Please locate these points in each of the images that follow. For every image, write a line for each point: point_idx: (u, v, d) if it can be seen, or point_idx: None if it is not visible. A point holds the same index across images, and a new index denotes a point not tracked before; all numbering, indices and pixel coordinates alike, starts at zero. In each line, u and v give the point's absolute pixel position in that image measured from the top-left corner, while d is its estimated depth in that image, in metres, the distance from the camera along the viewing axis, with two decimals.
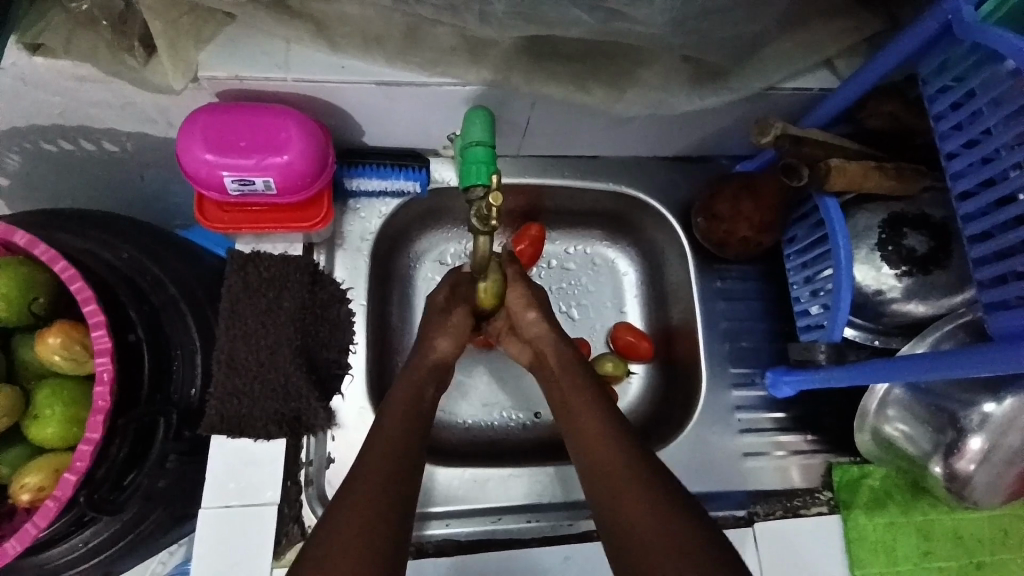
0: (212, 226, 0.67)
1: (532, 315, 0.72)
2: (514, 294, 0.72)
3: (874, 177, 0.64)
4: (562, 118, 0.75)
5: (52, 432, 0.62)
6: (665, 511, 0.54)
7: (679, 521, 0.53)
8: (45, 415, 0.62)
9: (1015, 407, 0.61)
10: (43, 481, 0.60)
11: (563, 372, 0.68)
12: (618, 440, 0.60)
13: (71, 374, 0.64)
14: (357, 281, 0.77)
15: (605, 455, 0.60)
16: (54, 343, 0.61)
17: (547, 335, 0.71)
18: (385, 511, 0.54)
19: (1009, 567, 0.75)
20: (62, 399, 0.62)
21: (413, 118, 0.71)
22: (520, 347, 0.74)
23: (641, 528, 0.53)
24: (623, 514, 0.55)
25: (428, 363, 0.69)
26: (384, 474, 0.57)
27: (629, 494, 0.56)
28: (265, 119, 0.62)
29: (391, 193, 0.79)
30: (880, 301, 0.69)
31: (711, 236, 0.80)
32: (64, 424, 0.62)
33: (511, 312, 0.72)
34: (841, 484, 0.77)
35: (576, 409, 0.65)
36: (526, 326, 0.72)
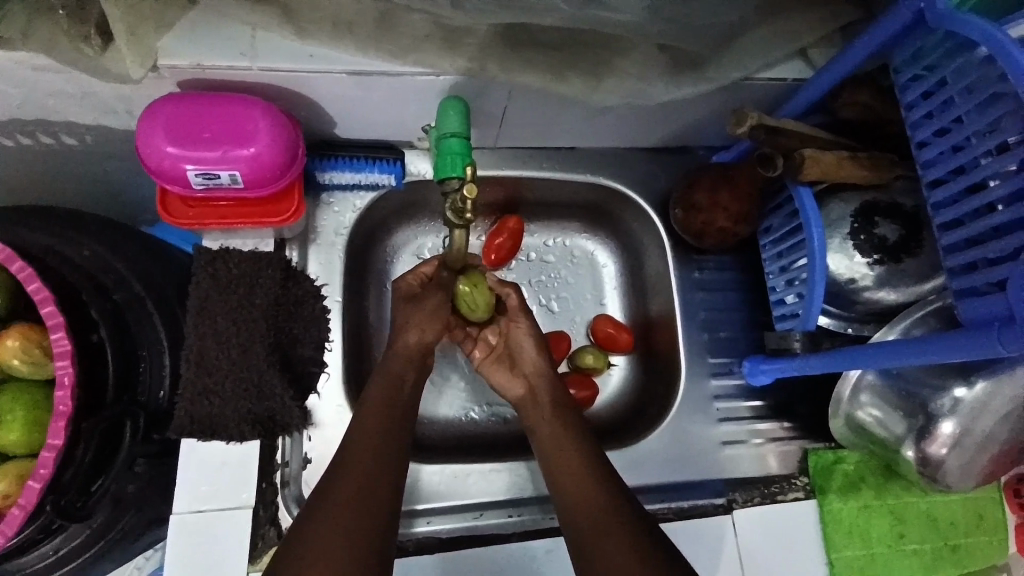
0: (178, 222, 0.64)
1: (530, 344, 0.72)
2: (518, 328, 0.73)
3: (847, 166, 0.65)
4: (540, 109, 0.74)
5: (14, 438, 0.60)
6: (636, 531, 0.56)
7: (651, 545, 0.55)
8: (6, 420, 0.59)
9: (985, 391, 0.62)
10: (8, 487, 0.58)
11: (553, 411, 0.68)
12: (606, 481, 0.61)
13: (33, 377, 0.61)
14: (331, 277, 0.75)
15: (583, 476, 0.61)
16: (13, 345, 0.59)
17: (545, 372, 0.71)
18: (369, 520, 0.53)
19: (980, 548, 0.78)
20: (24, 403, 0.60)
21: (386, 108, 0.69)
22: (509, 379, 0.73)
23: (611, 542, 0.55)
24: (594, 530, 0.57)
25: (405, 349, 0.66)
26: (363, 480, 0.56)
27: (618, 535, 0.56)
28: (230, 110, 0.59)
29: (365, 186, 0.77)
30: (853, 289, 0.70)
31: (689, 227, 0.80)
32: (27, 429, 0.60)
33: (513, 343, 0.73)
34: (816, 469, 0.79)
35: (552, 429, 0.66)
36: (526, 360, 0.72)
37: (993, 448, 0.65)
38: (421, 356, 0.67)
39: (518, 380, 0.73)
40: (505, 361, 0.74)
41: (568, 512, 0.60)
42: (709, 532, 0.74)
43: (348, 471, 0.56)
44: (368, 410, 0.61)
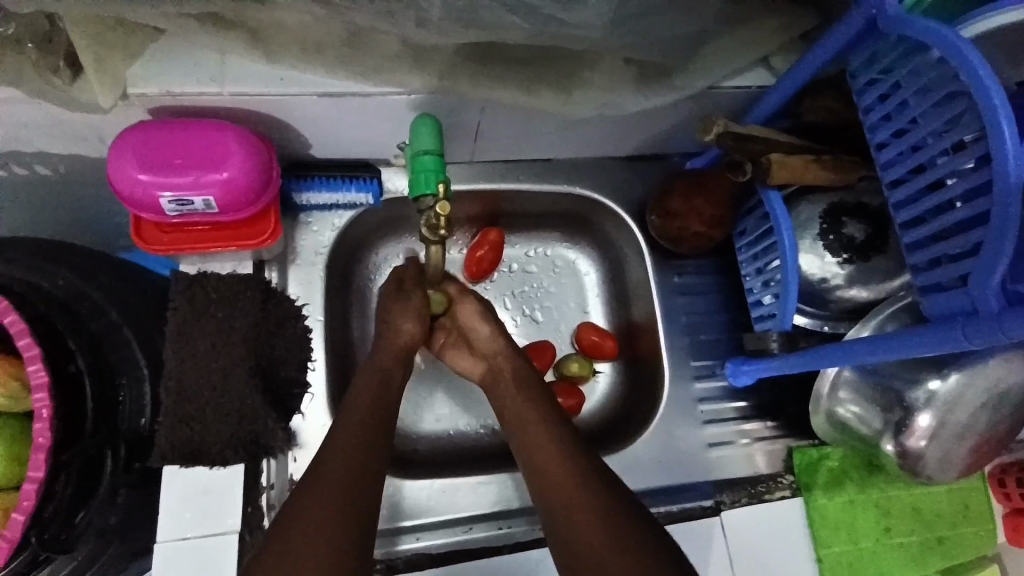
0: (152, 248, 0.64)
1: (485, 328, 0.71)
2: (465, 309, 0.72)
3: (812, 169, 0.67)
4: (510, 122, 0.75)
5: None
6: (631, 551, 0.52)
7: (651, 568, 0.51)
8: None
9: (957, 383, 0.63)
10: None
11: (519, 393, 0.67)
12: (578, 465, 0.59)
13: (10, 411, 0.60)
14: (312, 296, 0.75)
15: (571, 492, 0.57)
16: None
17: (504, 352, 0.70)
18: (344, 530, 0.53)
19: (967, 539, 0.79)
20: (4, 437, 0.59)
21: (360, 127, 0.70)
22: (472, 362, 0.73)
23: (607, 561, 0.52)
24: (589, 551, 0.54)
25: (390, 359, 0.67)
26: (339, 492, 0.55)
27: (593, 523, 0.55)
28: (202, 135, 0.60)
29: (343, 204, 0.77)
30: (826, 289, 0.72)
31: (666, 232, 0.82)
32: (7, 464, 0.59)
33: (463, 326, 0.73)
34: (801, 466, 0.80)
35: (536, 436, 0.63)
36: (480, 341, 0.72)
37: (971, 437, 0.66)
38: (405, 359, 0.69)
39: (479, 363, 0.73)
40: (462, 344, 0.74)
41: (556, 527, 0.57)
42: (697, 534, 0.74)
43: (325, 485, 0.55)
44: (340, 422, 0.60)
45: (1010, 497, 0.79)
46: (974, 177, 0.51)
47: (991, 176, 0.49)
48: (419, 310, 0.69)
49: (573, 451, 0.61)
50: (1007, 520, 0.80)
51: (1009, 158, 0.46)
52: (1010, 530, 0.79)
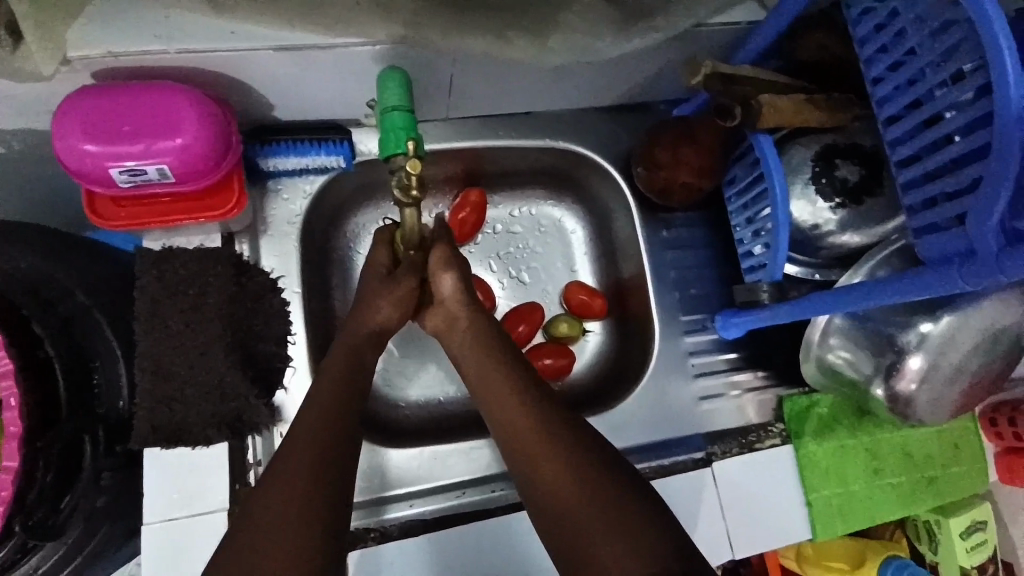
0: (109, 224, 0.60)
1: (448, 279, 0.65)
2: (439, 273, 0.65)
3: (807, 111, 0.64)
4: (485, 74, 0.70)
5: None
6: (617, 511, 0.51)
7: (640, 528, 0.50)
8: None
9: (950, 325, 0.63)
10: None
11: (497, 367, 0.62)
12: (568, 445, 0.55)
13: None
14: (288, 268, 0.72)
15: (550, 456, 0.55)
16: None
17: (462, 302, 0.66)
18: (325, 509, 0.50)
19: (957, 477, 0.81)
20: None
21: (325, 85, 0.65)
22: (433, 317, 0.68)
23: (595, 527, 0.51)
24: (575, 517, 0.52)
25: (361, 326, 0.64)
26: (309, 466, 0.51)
27: (582, 511, 0.52)
28: (150, 99, 0.55)
29: (314, 169, 0.73)
30: (817, 236, 0.70)
31: (653, 185, 0.79)
32: None
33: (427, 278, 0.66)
34: (791, 415, 0.80)
35: (507, 400, 0.59)
36: (441, 292, 0.66)
37: (963, 380, 0.66)
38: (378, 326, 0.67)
39: (438, 316, 0.68)
40: (425, 299, 0.69)
41: (539, 503, 0.55)
42: (688, 485, 0.74)
43: (300, 458, 0.52)
44: (313, 403, 0.56)
45: (999, 436, 0.81)
46: (974, 109, 0.48)
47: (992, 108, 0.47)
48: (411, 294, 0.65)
49: (551, 414, 0.58)
50: (1001, 460, 0.82)
51: (1013, 88, 0.43)
52: (1003, 470, 0.82)
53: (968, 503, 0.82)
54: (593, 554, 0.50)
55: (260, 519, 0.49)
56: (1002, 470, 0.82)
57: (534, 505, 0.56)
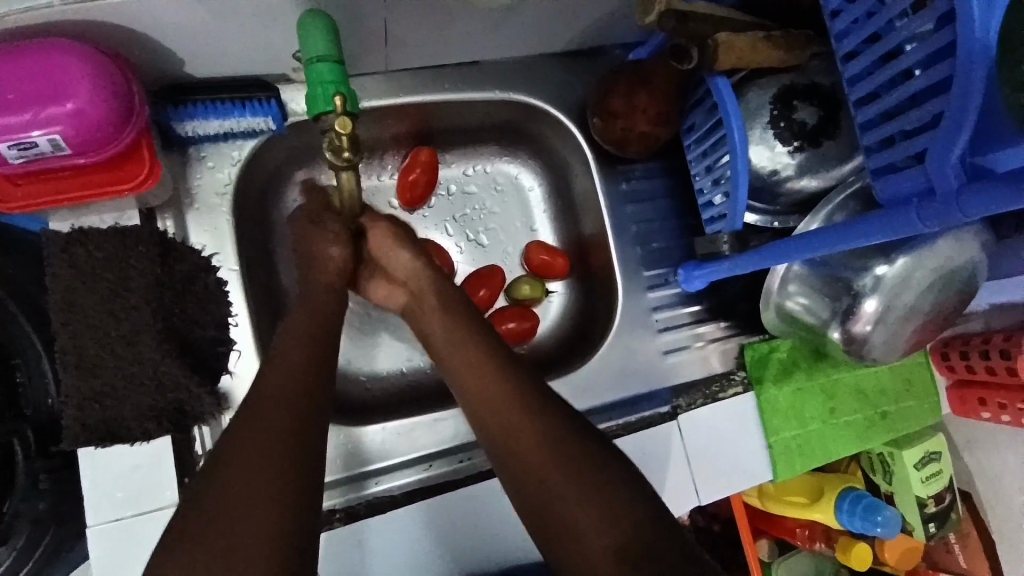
0: (9, 207, 0.53)
1: (402, 251, 0.65)
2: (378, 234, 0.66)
3: (763, 49, 0.61)
4: (422, 18, 0.64)
5: None
6: (582, 474, 0.51)
7: (606, 490, 0.50)
8: None
9: (905, 266, 0.63)
10: None
11: (459, 334, 0.61)
12: (540, 410, 0.54)
13: None
14: (221, 243, 0.66)
15: (515, 423, 0.54)
16: None
17: (418, 271, 0.65)
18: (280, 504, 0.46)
19: (909, 410, 0.85)
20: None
21: (239, 36, 0.57)
22: (390, 291, 0.68)
23: (566, 496, 0.50)
24: (543, 482, 0.52)
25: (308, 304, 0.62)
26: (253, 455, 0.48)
27: (562, 481, 0.51)
28: (27, 58, 0.47)
29: (241, 132, 0.66)
30: (776, 182, 0.68)
31: (609, 136, 0.75)
32: None
33: (378, 253, 0.66)
34: (753, 359, 0.81)
35: (476, 368, 0.57)
36: (396, 265, 0.66)
37: (918, 318, 0.67)
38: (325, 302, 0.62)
39: (398, 290, 0.67)
40: (379, 273, 0.68)
41: (514, 478, 0.53)
42: (655, 440, 0.75)
43: (248, 449, 0.48)
44: (265, 391, 0.53)
45: (951, 370, 0.85)
46: (934, 42, 0.46)
47: (953, 38, 0.44)
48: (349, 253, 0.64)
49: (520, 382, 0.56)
50: (952, 392, 0.86)
51: (976, 17, 0.41)
52: (956, 403, 0.86)
53: (922, 436, 0.88)
54: (559, 516, 0.50)
55: (205, 513, 0.46)
56: (954, 402, 0.87)
57: (512, 478, 0.53)
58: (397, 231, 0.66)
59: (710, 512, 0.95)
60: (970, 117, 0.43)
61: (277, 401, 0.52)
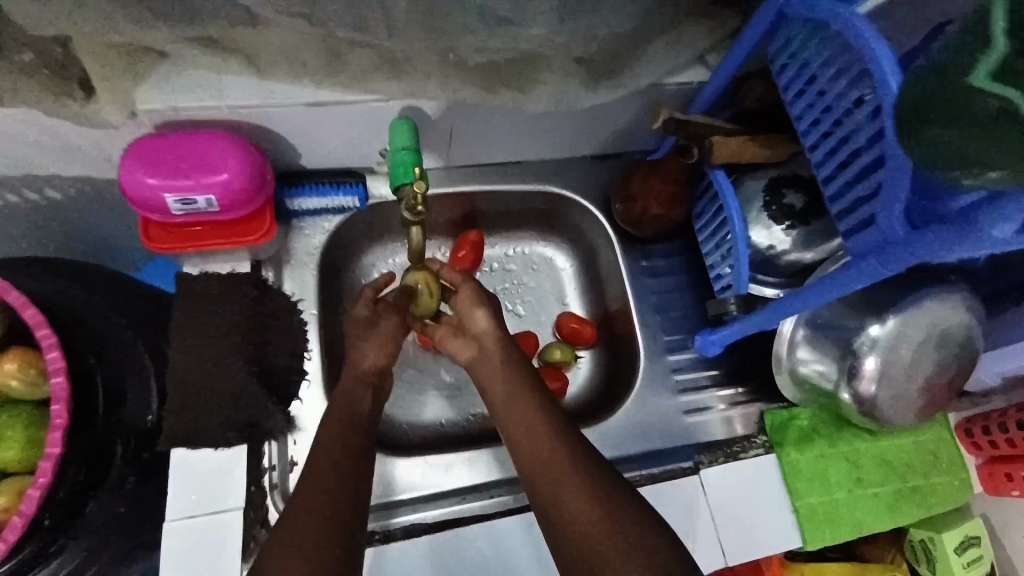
0: (158, 247, 0.69)
1: (481, 314, 0.72)
2: (462, 297, 0.73)
3: (752, 148, 0.76)
4: (478, 124, 0.83)
5: (12, 455, 0.59)
6: (593, 492, 0.57)
7: (610, 508, 0.56)
8: (7, 437, 0.59)
9: (895, 326, 0.70)
10: (6, 503, 0.58)
11: (513, 387, 0.67)
12: (575, 458, 0.60)
13: (27, 398, 0.61)
14: (306, 293, 0.80)
15: (541, 446, 0.61)
16: (11, 367, 0.59)
17: (495, 333, 0.71)
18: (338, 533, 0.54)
19: (940, 486, 0.85)
20: (21, 421, 0.60)
21: (344, 137, 0.77)
22: (462, 346, 0.73)
23: (603, 543, 0.54)
24: (577, 525, 0.56)
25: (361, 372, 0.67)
26: (320, 461, 0.58)
27: (593, 524, 0.55)
28: (200, 142, 0.65)
29: (333, 208, 0.84)
30: (774, 255, 0.79)
31: (629, 217, 0.91)
32: (25, 447, 0.59)
33: (461, 312, 0.73)
34: (772, 426, 0.84)
35: (515, 402, 0.65)
36: (475, 325, 0.72)
37: (921, 376, 0.72)
38: (378, 377, 0.68)
39: (470, 345, 0.72)
40: (456, 330, 0.74)
41: (553, 529, 0.57)
42: (678, 492, 0.77)
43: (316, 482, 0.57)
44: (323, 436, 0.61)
45: (977, 447, 0.87)
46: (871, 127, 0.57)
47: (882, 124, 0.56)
48: (394, 333, 0.71)
49: (553, 415, 0.64)
50: (981, 470, 0.87)
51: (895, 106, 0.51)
52: (984, 480, 0.86)
53: (956, 519, 0.88)
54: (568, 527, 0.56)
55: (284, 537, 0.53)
56: (985, 481, 0.86)
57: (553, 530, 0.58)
58: (480, 297, 0.73)
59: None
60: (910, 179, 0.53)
61: (330, 446, 0.60)
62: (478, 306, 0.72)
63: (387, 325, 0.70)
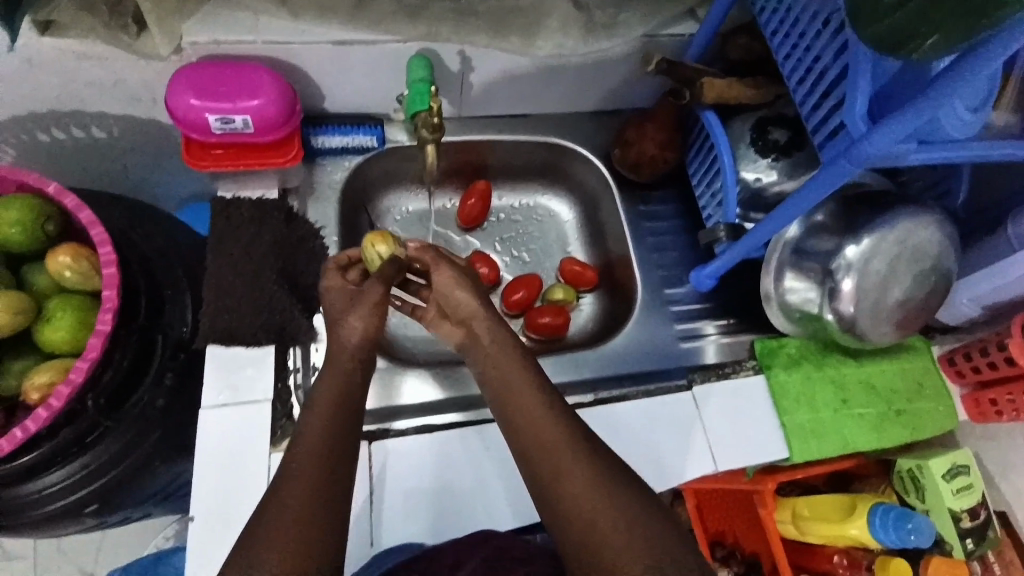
0: (199, 166, 0.77)
1: (462, 294, 0.69)
2: (440, 276, 0.69)
3: (736, 89, 0.83)
4: (486, 74, 0.91)
5: (63, 337, 0.65)
6: (596, 479, 0.59)
7: (613, 495, 0.58)
8: (58, 320, 0.65)
9: (870, 245, 0.76)
10: (53, 378, 0.64)
11: (502, 363, 0.67)
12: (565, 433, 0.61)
13: (80, 290, 0.68)
14: (329, 221, 0.87)
15: (544, 431, 0.62)
16: (64, 259, 0.66)
17: (481, 315, 0.69)
18: (324, 496, 0.56)
19: (923, 412, 0.89)
20: (71, 305, 0.66)
21: (363, 80, 0.85)
22: (450, 327, 0.72)
23: (588, 509, 0.58)
24: (564, 489, 0.59)
25: (346, 347, 0.66)
26: (318, 454, 0.58)
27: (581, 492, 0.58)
28: (238, 70, 0.73)
29: (354, 149, 0.91)
30: (760, 187, 0.85)
31: (626, 161, 0.97)
32: (74, 329, 0.65)
33: (440, 292, 0.70)
34: (762, 352, 0.89)
35: (515, 391, 0.65)
36: (457, 305, 0.69)
37: (894, 294, 0.77)
38: (365, 353, 0.67)
39: (458, 327, 0.71)
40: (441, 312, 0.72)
41: (542, 492, 0.60)
42: (670, 405, 0.84)
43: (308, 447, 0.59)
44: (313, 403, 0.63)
45: (961, 374, 0.91)
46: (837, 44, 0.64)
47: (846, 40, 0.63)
48: (381, 305, 0.67)
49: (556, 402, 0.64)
50: (966, 398, 0.92)
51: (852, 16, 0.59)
52: (970, 407, 0.92)
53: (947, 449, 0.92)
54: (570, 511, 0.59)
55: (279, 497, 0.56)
56: (969, 408, 0.92)
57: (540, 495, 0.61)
58: (461, 275, 0.70)
59: (728, 547, 1.02)
60: (864, 85, 0.60)
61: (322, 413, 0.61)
62: (460, 287, 0.69)
63: (370, 299, 0.67)
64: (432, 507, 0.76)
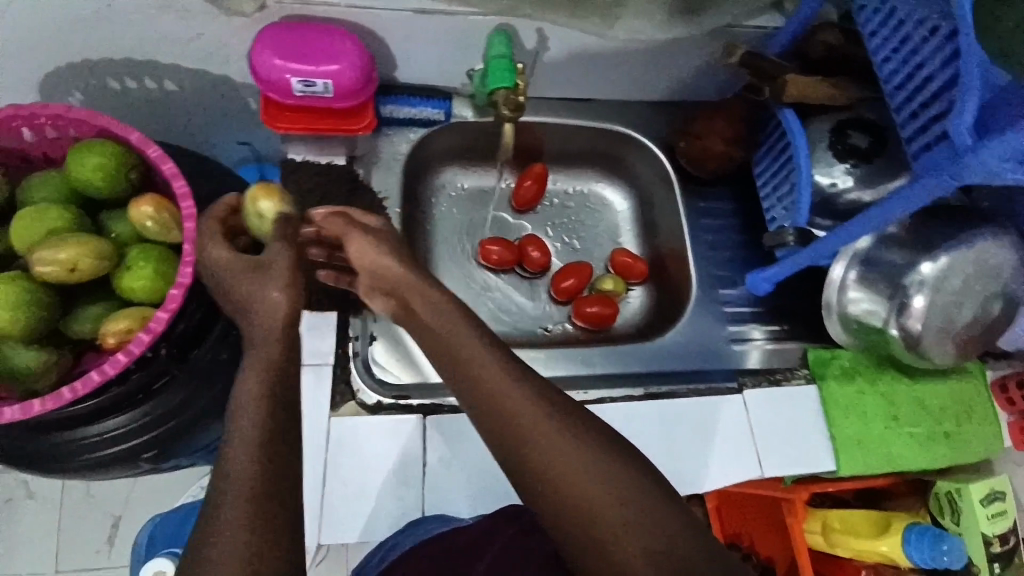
0: (273, 125, 0.77)
1: (385, 261, 0.59)
2: (355, 244, 0.59)
3: (819, 88, 0.79)
4: (558, 54, 0.88)
5: (141, 286, 0.66)
6: (586, 463, 0.51)
7: (605, 477, 0.51)
8: (138, 268, 0.66)
9: (946, 263, 0.74)
10: (131, 325, 0.65)
11: (447, 329, 0.57)
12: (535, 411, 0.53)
13: (158, 241, 0.69)
14: (391, 192, 0.89)
15: (512, 409, 0.53)
16: (147, 209, 0.67)
17: (405, 280, 0.59)
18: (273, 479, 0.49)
19: (972, 435, 0.88)
20: (151, 256, 0.67)
21: (436, 52, 0.84)
22: (377, 299, 0.63)
23: (578, 494, 0.50)
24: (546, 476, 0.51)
25: (261, 319, 0.54)
26: (264, 430, 0.50)
27: (566, 479, 0.51)
28: (320, 32, 0.72)
29: (420, 121, 0.90)
30: (835, 193, 0.82)
31: (690, 155, 0.96)
32: (153, 278, 0.66)
33: (356, 261, 0.60)
34: (815, 362, 0.88)
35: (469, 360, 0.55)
36: (377, 272, 0.59)
37: (965, 313, 0.75)
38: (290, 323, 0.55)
39: (382, 297, 0.62)
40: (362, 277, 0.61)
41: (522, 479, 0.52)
42: (719, 406, 0.83)
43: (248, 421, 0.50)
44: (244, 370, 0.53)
45: (1010, 403, 0.90)
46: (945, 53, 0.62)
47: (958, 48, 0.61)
48: (295, 270, 0.56)
49: (515, 372, 0.55)
50: (1012, 425, 0.91)
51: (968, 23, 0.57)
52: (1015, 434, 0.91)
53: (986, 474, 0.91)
54: (569, 540, 0.51)
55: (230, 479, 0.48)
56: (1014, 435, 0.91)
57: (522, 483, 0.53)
58: (377, 237, 0.60)
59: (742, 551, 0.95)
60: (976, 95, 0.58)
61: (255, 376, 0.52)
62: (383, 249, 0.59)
63: (280, 265, 0.56)
64: (468, 483, 0.78)
